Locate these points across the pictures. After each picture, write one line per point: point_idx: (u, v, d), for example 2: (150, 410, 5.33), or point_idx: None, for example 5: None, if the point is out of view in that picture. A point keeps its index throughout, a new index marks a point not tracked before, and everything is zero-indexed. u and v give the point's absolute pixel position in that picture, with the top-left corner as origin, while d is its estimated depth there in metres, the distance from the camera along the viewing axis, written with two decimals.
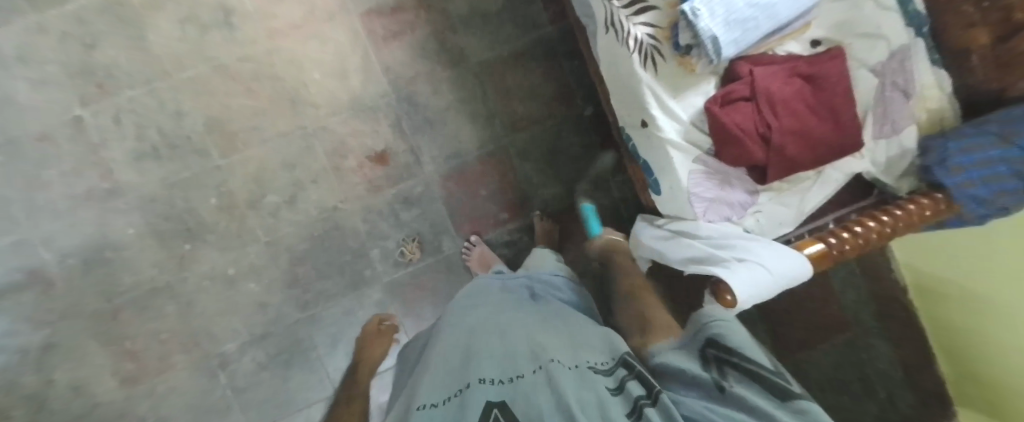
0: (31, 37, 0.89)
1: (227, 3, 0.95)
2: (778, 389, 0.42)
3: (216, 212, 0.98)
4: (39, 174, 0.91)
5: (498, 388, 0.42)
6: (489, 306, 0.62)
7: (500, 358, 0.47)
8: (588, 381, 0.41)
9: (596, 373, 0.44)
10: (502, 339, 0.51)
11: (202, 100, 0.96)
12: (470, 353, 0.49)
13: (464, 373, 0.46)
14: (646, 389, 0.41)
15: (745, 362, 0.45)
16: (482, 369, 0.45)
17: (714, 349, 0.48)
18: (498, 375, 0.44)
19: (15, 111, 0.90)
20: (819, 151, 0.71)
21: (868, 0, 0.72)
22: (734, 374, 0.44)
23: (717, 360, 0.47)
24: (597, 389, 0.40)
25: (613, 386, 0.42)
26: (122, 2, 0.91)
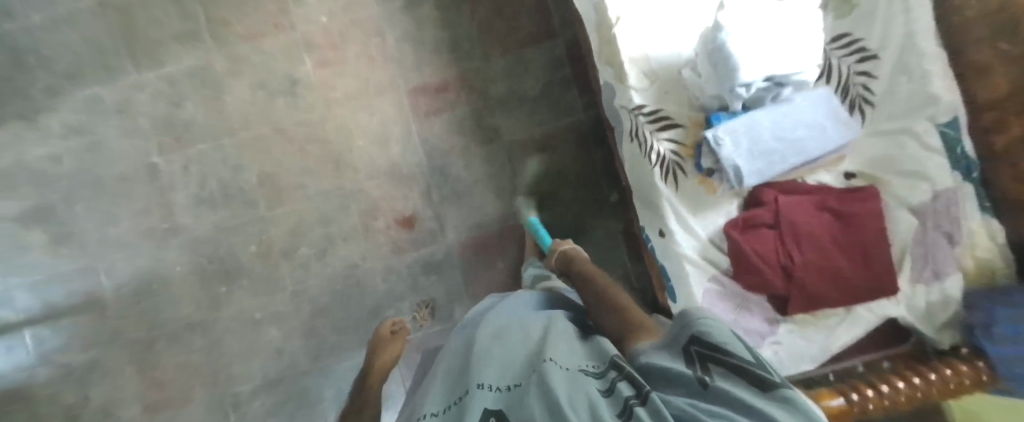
0: (130, 93, 1.05)
1: (293, 74, 1.06)
2: (774, 385, 0.29)
3: (253, 258, 1.06)
4: (115, 210, 1.05)
5: (497, 394, 0.36)
6: (501, 314, 0.55)
7: (506, 361, 0.41)
8: (580, 384, 0.33)
9: (590, 377, 0.36)
10: (508, 342, 0.45)
11: (258, 157, 1.06)
12: (473, 356, 0.44)
13: (464, 381, 0.40)
14: (634, 389, 0.32)
15: (731, 354, 0.32)
16: (482, 374, 0.39)
17: (700, 345, 0.34)
18: (500, 380, 0.38)
19: (107, 154, 1.05)
20: (848, 291, 0.66)
21: (911, 138, 0.68)
22: (717, 368, 0.31)
23: (703, 358, 0.33)
24: (591, 391, 0.32)
25: (606, 386, 0.34)
26: (207, 68, 1.05)
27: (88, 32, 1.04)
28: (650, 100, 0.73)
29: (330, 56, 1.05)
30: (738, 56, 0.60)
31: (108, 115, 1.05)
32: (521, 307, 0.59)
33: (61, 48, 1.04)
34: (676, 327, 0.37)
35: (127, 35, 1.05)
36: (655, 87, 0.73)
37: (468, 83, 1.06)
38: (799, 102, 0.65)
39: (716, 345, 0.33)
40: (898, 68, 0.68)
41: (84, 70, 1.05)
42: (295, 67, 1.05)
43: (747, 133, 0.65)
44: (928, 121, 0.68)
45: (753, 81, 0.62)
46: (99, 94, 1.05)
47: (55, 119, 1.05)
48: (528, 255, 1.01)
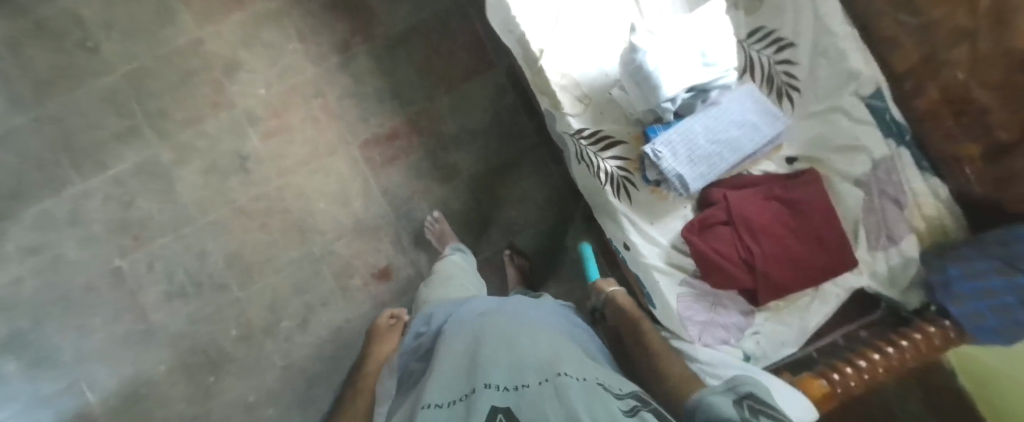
0: (79, 202, 1.04)
1: (241, 150, 1.04)
2: None
3: (236, 341, 1.06)
4: (87, 321, 1.05)
5: (507, 393, 0.37)
6: (496, 314, 0.56)
7: (510, 362, 0.42)
8: (599, 399, 0.36)
9: (607, 393, 0.38)
10: (509, 345, 0.46)
11: (221, 239, 1.05)
12: (475, 355, 0.44)
13: (469, 376, 0.41)
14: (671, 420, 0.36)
15: (781, 414, 0.37)
16: (489, 372, 0.40)
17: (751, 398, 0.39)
18: (510, 380, 0.39)
19: (68, 266, 1.05)
20: (810, 274, 0.67)
21: (839, 114, 0.71)
22: (765, 419, 0.36)
23: (754, 409, 0.38)
24: (609, 404, 0.35)
25: (631, 409, 0.36)
26: (154, 162, 1.04)
27: (26, 149, 1.04)
28: (588, 123, 0.74)
29: (274, 125, 1.04)
30: (654, 73, 0.62)
31: (61, 228, 1.04)
32: (517, 310, 0.60)
33: (2, 170, 1.03)
34: (736, 381, 0.42)
35: (64, 144, 1.04)
36: (590, 109, 0.74)
37: (416, 126, 1.07)
38: (727, 102, 0.67)
39: (768, 403, 0.38)
40: (814, 51, 0.71)
41: (29, 188, 1.04)
42: (241, 143, 1.04)
43: (683, 141, 0.66)
44: (853, 95, 0.70)
45: (676, 95, 0.63)
46: (48, 208, 1.04)
47: (9, 242, 1.03)
48: (511, 285, 1.00)
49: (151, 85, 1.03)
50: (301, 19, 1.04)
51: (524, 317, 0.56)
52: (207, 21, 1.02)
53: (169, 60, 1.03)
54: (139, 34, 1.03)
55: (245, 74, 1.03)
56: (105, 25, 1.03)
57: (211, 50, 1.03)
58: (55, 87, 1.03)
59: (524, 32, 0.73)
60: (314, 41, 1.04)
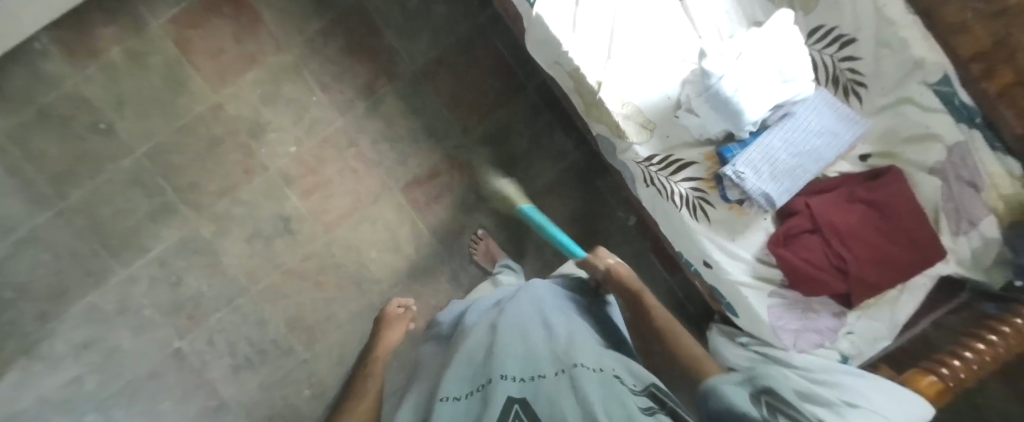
0: (126, 288, 1.00)
1: (283, 212, 1.02)
2: None
3: (311, 400, 1.05)
4: (154, 407, 1.02)
5: (521, 385, 0.42)
6: (518, 305, 0.61)
7: (527, 358, 0.47)
8: (609, 390, 0.40)
9: (620, 385, 0.42)
10: (527, 342, 0.50)
11: (279, 304, 1.03)
12: (494, 347, 0.50)
13: (488, 367, 0.46)
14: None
15: (798, 415, 0.43)
16: (506, 363, 0.46)
17: (767, 395, 0.45)
18: (525, 374, 0.44)
19: (124, 356, 1.01)
20: (900, 270, 0.68)
21: (907, 104, 0.70)
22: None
23: (771, 406, 0.44)
24: (614, 394, 0.39)
25: (644, 405, 0.40)
26: (195, 237, 1.00)
27: (57, 244, 0.97)
28: (657, 149, 0.73)
29: (312, 182, 1.02)
30: (734, 97, 0.60)
31: (111, 319, 1.00)
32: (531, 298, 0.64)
33: (34, 269, 0.97)
34: (749, 374, 0.48)
35: (99, 233, 0.98)
36: (656, 134, 0.73)
37: (455, 161, 1.05)
38: (803, 111, 0.66)
39: (781, 399, 0.44)
40: (876, 42, 0.69)
41: (71, 285, 0.98)
42: (281, 205, 1.02)
43: (764, 158, 0.65)
44: (920, 85, 0.68)
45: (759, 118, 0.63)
46: (94, 301, 0.99)
47: (58, 342, 0.98)
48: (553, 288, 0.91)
49: (176, 159, 0.98)
50: (321, 69, 1.01)
51: (540, 307, 0.60)
52: (224, 85, 0.98)
53: (191, 130, 0.98)
54: (154, 106, 0.97)
55: (273, 134, 1.00)
56: (115, 104, 0.96)
57: (233, 115, 0.99)
58: (76, 176, 0.96)
59: (579, 66, 0.70)
60: (338, 89, 1.01)
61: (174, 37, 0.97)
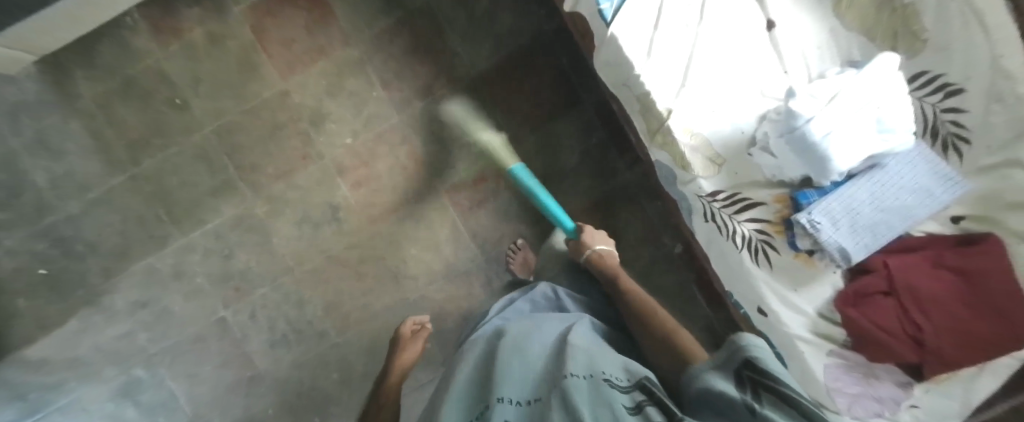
0: (182, 256, 1.05)
1: (333, 200, 1.04)
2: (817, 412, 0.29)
3: (338, 385, 1.08)
4: (197, 369, 1.07)
5: (521, 409, 0.38)
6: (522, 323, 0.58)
7: (521, 374, 0.44)
8: (599, 395, 0.35)
9: (611, 387, 0.36)
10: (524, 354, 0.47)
11: (319, 289, 1.06)
12: (494, 368, 0.46)
13: (487, 395, 0.43)
14: (669, 413, 0.34)
15: (781, 383, 0.33)
16: (503, 385, 0.42)
17: (751, 371, 0.36)
18: (523, 394, 0.41)
19: (174, 318, 1.06)
20: (989, 352, 0.60)
21: (1016, 167, 0.61)
22: (766, 396, 0.33)
23: (753, 381, 0.35)
24: (607, 398, 0.34)
25: (632, 404, 0.35)
26: (250, 214, 1.04)
27: (127, 207, 1.03)
28: (722, 186, 0.68)
29: (363, 174, 1.03)
30: (824, 142, 0.56)
31: (167, 282, 1.05)
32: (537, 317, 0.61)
33: (105, 228, 1.03)
34: (735, 352, 0.39)
35: (163, 201, 1.03)
36: (724, 169, 0.68)
37: (504, 168, 1.05)
38: (897, 164, 0.60)
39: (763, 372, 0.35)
40: (987, 95, 0.62)
41: (135, 247, 1.04)
42: (332, 194, 1.04)
43: (847, 210, 0.60)
44: None
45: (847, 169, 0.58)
46: (153, 264, 1.05)
47: (118, 298, 1.05)
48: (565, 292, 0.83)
49: (240, 138, 1.02)
50: (384, 65, 1.02)
51: (538, 322, 0.57)
52: (291, 73, 1.01)
53: (256, 113, 1.02)
54: (225, 87, 1.01)
55: (331, 124, 1.02)
56: (191, 80, 1.00)
57: (297, 102, 1.01)
58: (150, 146, 1.02)
59: (650, 92, 0.67)
60: (398, 86, 1.02)
61: (251, 23, 1.00)
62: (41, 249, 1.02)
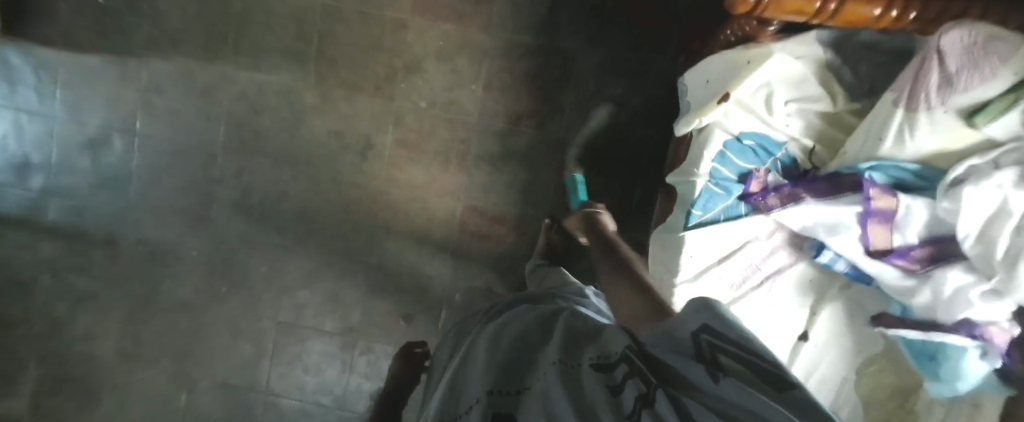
0: (219, 81, 1.04)
1: (372, 140, 1.05)
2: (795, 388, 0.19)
3: (260, 278, 1.10)
4: (161, 175, 1.08)
5: (501, 402, 0.34)
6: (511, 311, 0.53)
7: (490, 362, 0.40)
8: (580, 386, 0.30)
9: (595, 374, 0.31)
10: (494, 345, 0.43)
11: (305, 195, 1.07)
12: (476, 360, 0.41)
13: (459, 393, 0.38)
14: (645, 386, 0.26)
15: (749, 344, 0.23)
16: (473, 384, 0.37)
17: (709, 335, 0.25)
18: (495, 384, 0.36)
19: (174, 123, 1.06)
20: None
21: None
22: (729, 366, 0.22)
23: (712, 351, 0.24)
24: (586, 394, 0.29)
25: (613, 383, 0.29)
26: (299, 95, 1.04)
27: (205, 4, 1.01)
28: None
29: (412, 139, 1.04)
30: None
31: (191, 91, 1.05)
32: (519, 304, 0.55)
33: (176, 8, 1.02)
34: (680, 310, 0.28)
35: (238, 26, 1.02)
36: None
37: (522, 226, 1.06)
38: None
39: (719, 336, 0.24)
40: None
41: (188, 42, 1.03)
42: (376, 133, 1.04)
43: None
44: None
45: None
46: (191, 68, 1.04)
47: (144, 70, 1.05)
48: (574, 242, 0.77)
49: (339, 31, 1.01)
50: (498, 69, 1.01)
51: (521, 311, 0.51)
52: (422, 14, 1.00)
53: (368, 21, 1.01)
54: None
55: (420, 80, 1.02)
56: None
57: (407, 40, 1.01)
58: None
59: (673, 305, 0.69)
60: (495, 95, 1.02)
61: None
62: None
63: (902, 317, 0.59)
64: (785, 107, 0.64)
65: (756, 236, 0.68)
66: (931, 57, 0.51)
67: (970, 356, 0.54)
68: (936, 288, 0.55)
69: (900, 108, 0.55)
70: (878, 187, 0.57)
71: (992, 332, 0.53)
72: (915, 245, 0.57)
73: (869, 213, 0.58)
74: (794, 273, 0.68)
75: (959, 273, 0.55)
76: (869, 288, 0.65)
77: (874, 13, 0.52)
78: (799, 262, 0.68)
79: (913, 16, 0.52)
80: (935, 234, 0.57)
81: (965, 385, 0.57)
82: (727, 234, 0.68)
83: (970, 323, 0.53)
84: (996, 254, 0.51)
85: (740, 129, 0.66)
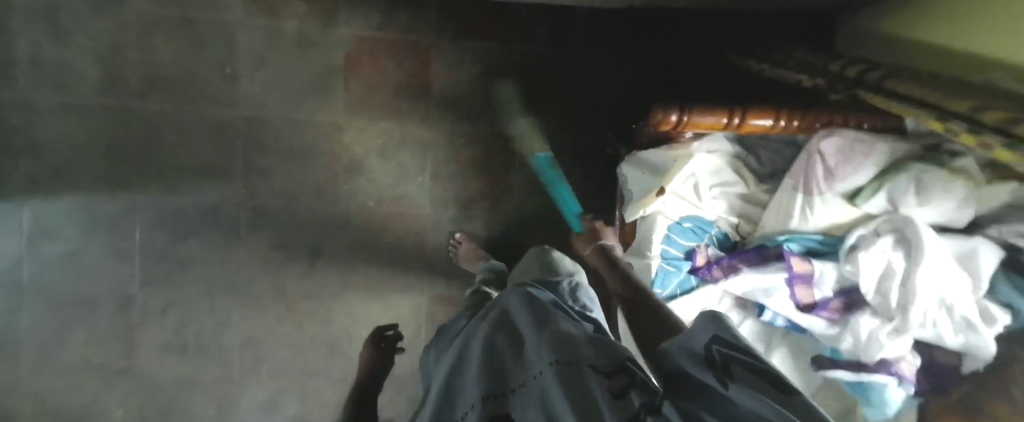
0: (128, 213, 0.95)
1: (320, 247, 1.02)
2: (790, 386, 0.25)
3: (209, 417, 1.02)
4: (67, 331, 0.96)
5: (505, 402, 0.41)
6: (502, 302, 0.55)
7: (486, 367, 0.45)
8: (574, 386, 0.34)
9: (593, 375, 0.34)
10: (490, 350, 0.47)
11: (251, 319, 1.01)
12: (481, 355, 0.47)
13: (465, 394, 0.45)
14: (647, 396, 0.31)
15: (752, 354, 0.29)
16: (473, 388, 0.45)
17: (720, 346, 0.32)
18: (490, 388, 0.43)
19: (76, 270, 0.95)
20: None
21: None
22: (739, 372, 0.28)
23: (724, 362, 0.30)
24: (586, 391, 0.33)
25: (613, 387, 0.32)
26: (232, 215, 0.98)
27: (100, 130, 0.93)
28: None
29: (363, 241, 1.03)
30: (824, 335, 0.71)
31: (96, 229, 0.95)
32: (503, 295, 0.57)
33: (64, 139, 0.92)
34: (693, 329, 0.34)
35: (147, 152, 0.94)
36: None
37: None
38: None
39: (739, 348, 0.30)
40: None
41: (84, 174, 0.93)
42: (322, 239, 1.01)
43: None
44: None
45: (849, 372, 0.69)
46: (92, 204, 0.94)
47: (24, 215, 0.93)
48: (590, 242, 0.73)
49: (268, 143, 0.98)
50: (442, 161, 1.04)
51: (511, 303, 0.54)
52: (355, 114, 1.00)
53: (299, 129, 0.98)
54: (284, 88, 0.97)
55: (362, 179, 1.01)
56: (255, 62, 0.95)
57: (345, 143, 1.00)
58: (170, 93, 0.94)
59: None
60: (444, 185, 1.04)
61: (348, 51, 0.97)
62: None
63: (834, 358, 0.71)
64: (711, 191, 0.74)
65: (709, 303, 0.76)
66: (815, 157, 0.65)
67: (891, 387, 0.67)
68: (854, 334, 0.67)
69: (800, 193, 0.67)
70: (796, 255, 0.69)
71: (903, 367, 0.66)
72: (831, 299, 0.70)
73: (794, 277, 0.69)
74: (745, 330, 0.77)
75: (869, 318, 0.67)
76: (804, 335, 0.75)
77: (766, 124, 0.64)
78: (746, 320, 0.77)
79: (796, 123, 0.64)
80: (845, 288, 0.70)
81: (891, 408, 0.69)
82: (687, 307, 0.74)
83: (886, 362, 0.66)
84: (891, 303, 0.64)
85: (678, 214, 0.75)
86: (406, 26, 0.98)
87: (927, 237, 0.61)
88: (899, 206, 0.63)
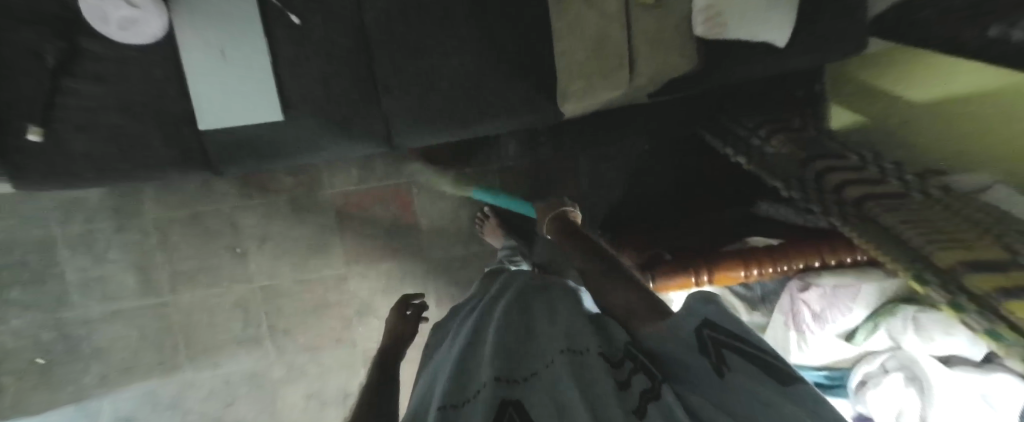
0: (182, 389, 1.06)
1: (348, 388, 1.10)
2: (779, 372, 0.32)
3: None
4: None
5: (508, 385, 0.36)
6: (519, 286, 0.52)
7: (496, 348, 0.40)
8: (591, 378, 0.34)
9: (599, 365, 0.35)
10: (502, 332, 0.43)
11: None
12: (494, 341, 0.42)
13: (465, 382, 0.39)
14: (650, 382, 0.34)
15: (750, 341, 0.35)
16: (479, 372, 0.39)
17: (710, 330, 0.37)
18: (498, 370, 0.37)
19: None
20: None
21: None
22: (737, 358, 0.34)
23: (716, 346, 0.35)
24: (597, 383, 0.33)
25: (619, 377, 0.35)
26: (267, 375, 1.07)
27: (146, 327, 1.04)
28: None
29: None
30: None
31: (159, 407, 1.06)
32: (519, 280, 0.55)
33: (118, 341, 1.03)
34: (676, 318, 0.39)
35: (186, 334, 1.05)
36: None
37: None
38: None
39: (733, 335, 0.35)
40: None
41: (140, 365, 1.05)
42: (349, 381, 1.09)
43: None
44: None
45: None
46: (151, 388, 1.05)
47: (105, 406, 1.04)
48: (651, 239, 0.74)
49: (284, 305, 1.06)
50: (443, 286, 1.07)
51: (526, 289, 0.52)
52: (354, 263, 1.05)
53: (310, 287, 1.05)
54: (288, 255, 1.04)
55: (374, 320, 1.07)
56: (259, 237, 1.03)
57: (351, 290, 1.06)
58: (195, 280, 1.03)
59: None
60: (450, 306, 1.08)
61: (337, 208, 1.03)
62: (46, 340, 1.01)
63: None
64: None
65: None
66: (799, 304, 0.62)
67: None
68: None
69: (792, 330, 0.63)
70: None
71: None
72: None
73: None
74: None
75: None
76: None
77: (740, 274, 0.63)
78: None
79: (771, 269, 0.62)
80: None
81: None
82: None
83: None
84: None
85: None
86: (386, 174, 1.03)
87: (941, 377, 0.55)
88: (902, 342, 0.58)
